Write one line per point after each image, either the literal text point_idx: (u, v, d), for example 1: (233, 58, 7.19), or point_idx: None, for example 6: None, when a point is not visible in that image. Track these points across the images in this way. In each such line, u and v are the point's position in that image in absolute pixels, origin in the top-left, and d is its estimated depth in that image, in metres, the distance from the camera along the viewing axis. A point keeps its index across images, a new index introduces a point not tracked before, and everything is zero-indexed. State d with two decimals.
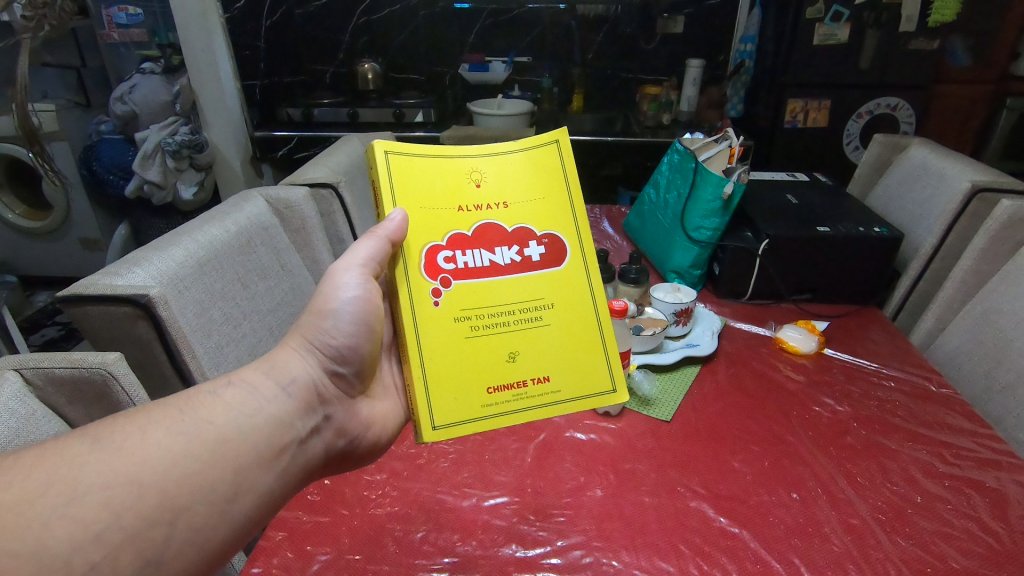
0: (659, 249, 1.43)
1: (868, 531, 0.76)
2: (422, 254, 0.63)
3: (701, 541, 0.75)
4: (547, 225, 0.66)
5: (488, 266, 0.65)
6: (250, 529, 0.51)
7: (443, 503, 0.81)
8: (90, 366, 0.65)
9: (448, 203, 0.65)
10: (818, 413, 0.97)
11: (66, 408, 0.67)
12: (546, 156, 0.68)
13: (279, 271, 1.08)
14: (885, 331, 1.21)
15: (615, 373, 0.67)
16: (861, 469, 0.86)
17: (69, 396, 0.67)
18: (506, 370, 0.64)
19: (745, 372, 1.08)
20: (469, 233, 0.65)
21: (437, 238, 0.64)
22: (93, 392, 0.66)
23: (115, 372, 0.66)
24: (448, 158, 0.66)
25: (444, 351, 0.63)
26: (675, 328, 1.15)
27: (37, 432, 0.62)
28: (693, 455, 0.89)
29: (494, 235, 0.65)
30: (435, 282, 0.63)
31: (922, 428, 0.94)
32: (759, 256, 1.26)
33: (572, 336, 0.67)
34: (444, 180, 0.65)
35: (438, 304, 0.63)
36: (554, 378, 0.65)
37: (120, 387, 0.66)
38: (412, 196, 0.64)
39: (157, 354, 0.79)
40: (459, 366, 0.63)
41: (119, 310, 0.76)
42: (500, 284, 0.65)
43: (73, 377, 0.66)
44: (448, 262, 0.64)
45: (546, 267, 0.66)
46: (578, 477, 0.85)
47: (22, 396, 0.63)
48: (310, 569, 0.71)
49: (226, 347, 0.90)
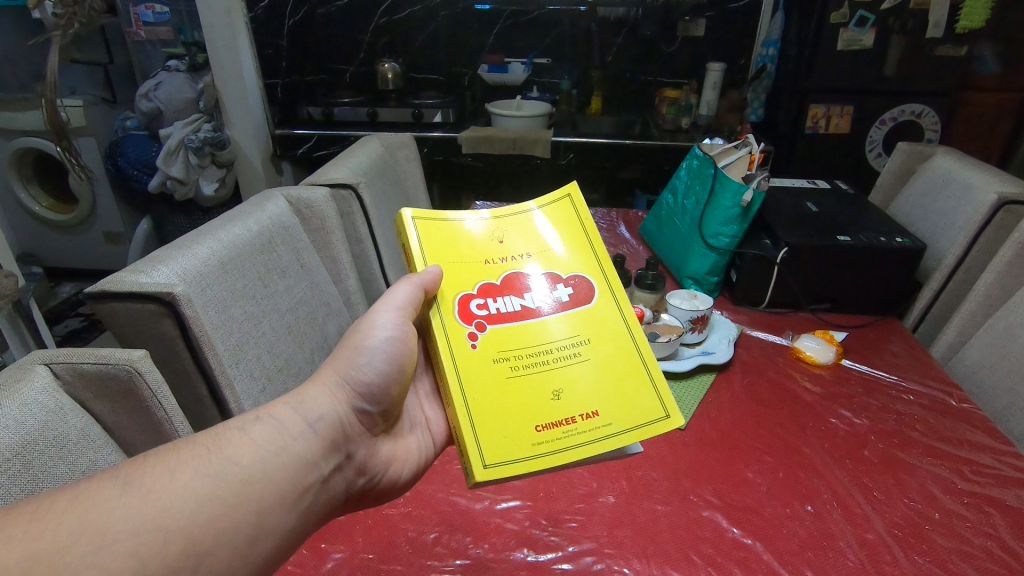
0: (676, 256, 1.42)
1: (884, 546, 0.75)
2: (455, 302, 0.65)
3: (713, 551, 0.75)
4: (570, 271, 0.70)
5: (520, 310, 0.66)
6: (270, 568, 0.52)
7: (456, 505, 0.81)
8: (118, 364, 0.67)
9: (476, 257, 0.68)
10: (834, 425, 0.97)
11: (92, 403, 0.69)
12: (562, 211, 0.73)
13: (298, 269, 1.09)
14: (905, 343, 1.19)
15: (664, 401, 0.64)
16: (877, 483, 0.85)
17: (95, 392, 0.68)
18: (552, 407, 0.62)
19: (761, 382, 1.07)
20: (498, 282, 0.67)
21: (468, 288, 0.66)
22: (119, 388, 0.67)
23: (142, 370, 0.68)
24: (471, 223, 0.71)
25: (486, 391, 0.62)
26: (691, 336, 1.14)
27: (64, 426, 0.63)
28: (707, 464, 0.89)
29: (521, 283, 0.68)
30: (470, 327, 0.64)
31: (941, 443, 0.93)
32: (778, 265, 1.26)
33: (613, 373, 0.65)
34: (469, 240, 0.69)
35: (475, 346, 0.64)
36: (602, 414, 0.62)
37: (145, 384, 0.68)
38: (443, 258, 0.67)
39: (179, 351, 0.81)
40: (505, 407, 0.61)
41: (145, 308, 0.77)
42: (534, 325, 0.66)
43: (100, 373, 0.67)
44: (481, 309, 0.65)
45: (574, 307, 0.68)
46: (590, 482, 0.85)
47: (52, 391, 0.64)
48: (324, 567, 0.72)
49: (246, 347, 0.91)
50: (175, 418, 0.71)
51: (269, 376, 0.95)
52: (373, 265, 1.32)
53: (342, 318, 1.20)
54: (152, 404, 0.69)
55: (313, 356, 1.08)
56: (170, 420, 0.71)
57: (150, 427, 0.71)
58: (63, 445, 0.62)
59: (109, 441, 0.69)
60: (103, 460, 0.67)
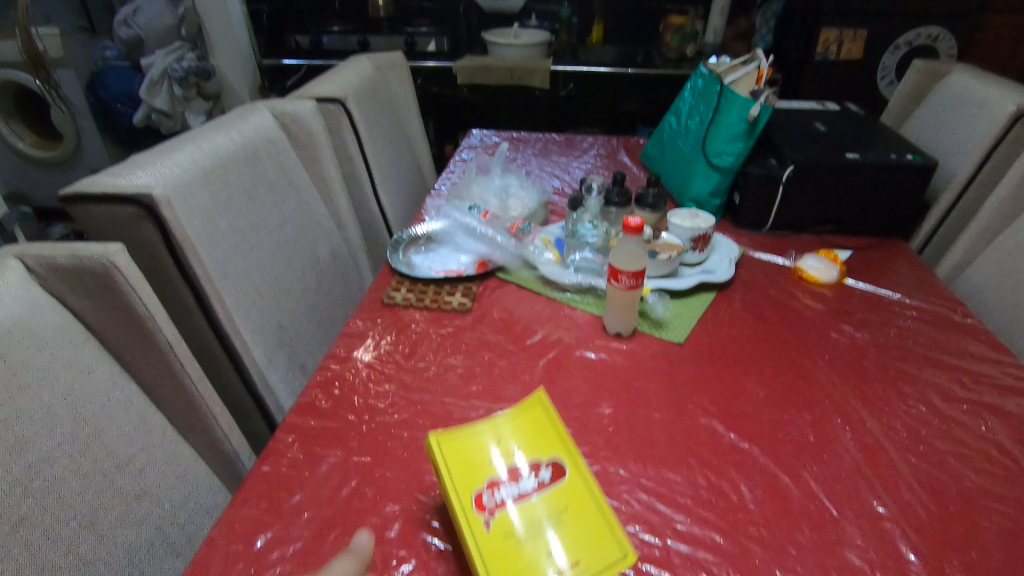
0: (678, 179, 1.38)
1: (882, 450, 0.75)
2: (470, 497, 0.62)
3: (710, 454, 0.74)
4: (549, 452, 0.67)
5: (518, 494, 0.63)
6: None
7: (451, 413, 0.81)
8: (93, 257, 0.64)
9: (483, 461, 0.66)
10: (835, 339, 0.95)
11: (70, 299, 0.66)
12: (535, 414, 0.71)
13: (285, 185, 1.05)
14: (910, 263, 1.16)
15: (620, 536, 0.60)
16: (877, 392, 0.84)
17: (72, 287, 0.65)
18: (542, 567, 0.58)
19: (762, 300, 1.05)
20: (504, 475, 0.65)
21: (480, 485, 0.63)
22: (98, 283, 0.65)
23: (117, 264, 0.65)
24: (480, 434, 0.68)
25: (496, 560, 0.58)
26: (691, 255, 1.11)
27: (41, 316, 0.61)
28: (705, 375, 0.88)
29: (520, 470, 0.65)
30: (482, 512, 0.61)
31: (943, 355, 0.92)
32: (783, 184, 1.21)
33: (581, 521, 0.61)
34: (480, 447, 0.67)
35: (489, 525, 0.60)
36: (582, 562, 0.58)
37: (123, 278, 0.66)
38: (458, 463, 0.65)
39: (162, 259, 0.78)
40: (512, 568, 0.57)
41: (124, 211, 0.74)
42: (531, 509, 0.63)
43: (75, 267, 0.65)
44: (492, 500, 0.63)
45: (562, 471, 0.66)
46: (587, 393, 0.84)
47: (25, 284, 0.61)
48: (319, 469, 0.71)
49: (234, 260, 0.89)
50: (156, 315, 0.69)
51: (259, 291, 0.94)
52: (364, 186, 1.29)
53: (334, 240, 1.18)
54: (134, 299, 0.67)
55: (304, 276, 1.07)
56: (153, 316, 0.68)
57: (133, 325, 0.68)
58: (37, 339, 0.59)
59: (91, 338, 0.67)
60: (85, 355, 0.64)
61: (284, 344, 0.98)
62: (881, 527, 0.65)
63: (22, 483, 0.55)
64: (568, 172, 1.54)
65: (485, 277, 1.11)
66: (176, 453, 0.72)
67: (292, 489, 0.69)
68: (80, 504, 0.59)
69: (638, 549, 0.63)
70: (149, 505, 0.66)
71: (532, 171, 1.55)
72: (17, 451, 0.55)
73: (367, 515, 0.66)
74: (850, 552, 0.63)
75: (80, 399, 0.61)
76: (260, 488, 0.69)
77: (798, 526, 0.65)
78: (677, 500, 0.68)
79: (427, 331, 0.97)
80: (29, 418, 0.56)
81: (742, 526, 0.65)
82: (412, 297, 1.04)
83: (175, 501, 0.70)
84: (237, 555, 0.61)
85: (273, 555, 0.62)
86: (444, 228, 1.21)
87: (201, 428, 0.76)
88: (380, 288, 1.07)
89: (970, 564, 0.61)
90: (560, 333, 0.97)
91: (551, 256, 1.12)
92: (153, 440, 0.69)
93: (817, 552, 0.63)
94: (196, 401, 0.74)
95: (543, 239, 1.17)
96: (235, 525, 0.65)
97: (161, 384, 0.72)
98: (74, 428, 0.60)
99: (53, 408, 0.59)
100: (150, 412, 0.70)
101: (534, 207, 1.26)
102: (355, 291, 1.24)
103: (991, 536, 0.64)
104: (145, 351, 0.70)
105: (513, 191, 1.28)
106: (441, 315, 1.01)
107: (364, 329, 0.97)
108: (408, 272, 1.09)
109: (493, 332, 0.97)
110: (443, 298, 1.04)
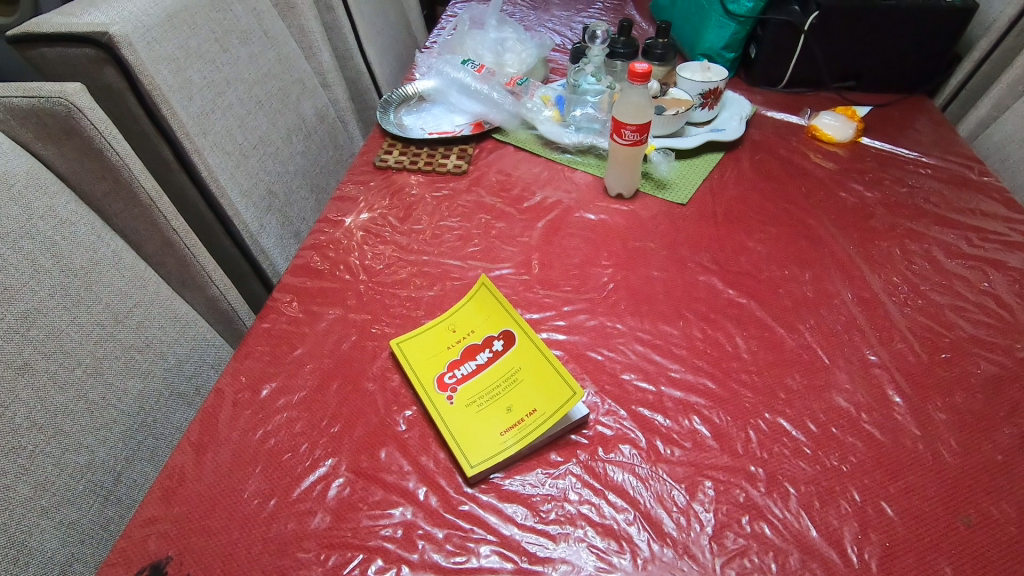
0: (689, 30, 1.27)
1: (879, 303, 0.75)
2: (432, 381, 0.64)
3: (707, 309, 0.75)
4: (498, 325, 0.68)
5: (475, 367, 0.65)
6: None
7: (449, 273, 0.80)
8: (51, 97, 0.64)
9: (441, 346, 0.67)
10: (844, 199, 0.92)
11: (38, 146, 0.67)
12: (484, 297, 0.71)
13: (261, 35, 0.97)
14: (932, 121, 1.10)
15: (567, 379, 0.61)
16: (881, 250, 0.83)
17: (36, 132, 0.66)
18: (504, 422, 0.60)
19: (771, 160, 1.00)
20: (460, 356, 0.66)
21: (439, 368, 0.65)
22: (60, 126, 0.65)
23: (79, 104, 0.65)
24: (433, 327, 0.70)
25: (462, 426, 0.60)
26: (700, 113, 1.05)
27: (7, 164, 0.62)
28: (707, 235, 0.86)
29: (471, 348, 0.67)
30: (445, 389, 0.63)
31: (953, 214, 0.89)
32: (804, 33, 1.10)
33: (535, 376, 0.63)
34: (436, 337, 0.69)
35: (452, 398, 0.62)
36: (539, 409, 0.60)
37: (87, 120, 0.65)
38: (422, 357, 0.66)
39: (133, 109, 0.74)
40: (476, 429, 0.59)
41: (81, 54, 0.69)
42: (488, 375, 0.64)
43: (36, 109, 0.64)
44: (451, 377, 0.64)
45: (510, 337, 0.66)
46: (586, 252, 0.83)
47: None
48: (318, 325, 0.72)
49: (212, 116, 0.84)
50: (131, 164, 0.70)
51: (243, 152, 0.89)
52: (348, 39, 1.25)
53: (319, 100, 1.11)
54: (103, 144, 0.67)
55: (290, 138, 1.01)
56: (126, 165, 0.69)
57: (107, 174, 0.70)
58: (10, 184, 0.61)
59: (67, 189, 0.68)
60: (62, 206, 0.65)
61: (275, 208, 0.95)
62: (871, 373, 0.66)
63: (22, 328, 0.58)
64: (570, 28, 1.41)
65: (482, 139, 1.06)
66: (173, 310, 0.75)
67: (293, 343, 0.70)
68: (84, 353, 0.63)
69: (632, 394, 0.64)
70: (153, 356, 0.71)
71: (530, 26, 1.42)
72: (9, 298, 0.58)
73: (367, 366, 0.67)
74: (839, 395, 0.64)
75: (65, 251, 0.64)
76: (261, 343, 0.70)
77: (789, 373, 0.67)
78: (672, 351, 0.69)
79: (421, 195, 0.93)
80: (14, 268, 0.59)
81: (734, 373, 0.67)
82: (405, 159, 0.99)
83: (179, 356, 0.74)
84: (243, 401, 0.63)
85: (278, 401, 0.64)
86: (436, 86, 1.13)
87: (194, 281, 0.81)
88: (370, 151, 1.02)
89: (953, 405, 0.63)
90: (559, 195, 0.93)
91: (550, 114, 1.06)
92: (147, 294, 0.72)
93: (805, 395, 0.64)
94: (185, 256, 0.78)
95: (542, 97, 1.10)
96: (240, 375, 0.66)
97: (146, 235, 0.75)
98: (64, 278, 0.63)
99: (38, 259, 0.61)
100: (139, 266, 0.73)
101: (533, 63, 1.17)
102: (345, 157, 1.20)
103: (978, 380, 0.66)
104: (125, 203, 0.72)
105: (509, 45, 1.17)
106: (436, 178, 0.97)
107: (357, 192, 0.93)
108: (400, 134, 1.03)
109: (490, 194, 0.93)
110: (438, 160, 0.99)
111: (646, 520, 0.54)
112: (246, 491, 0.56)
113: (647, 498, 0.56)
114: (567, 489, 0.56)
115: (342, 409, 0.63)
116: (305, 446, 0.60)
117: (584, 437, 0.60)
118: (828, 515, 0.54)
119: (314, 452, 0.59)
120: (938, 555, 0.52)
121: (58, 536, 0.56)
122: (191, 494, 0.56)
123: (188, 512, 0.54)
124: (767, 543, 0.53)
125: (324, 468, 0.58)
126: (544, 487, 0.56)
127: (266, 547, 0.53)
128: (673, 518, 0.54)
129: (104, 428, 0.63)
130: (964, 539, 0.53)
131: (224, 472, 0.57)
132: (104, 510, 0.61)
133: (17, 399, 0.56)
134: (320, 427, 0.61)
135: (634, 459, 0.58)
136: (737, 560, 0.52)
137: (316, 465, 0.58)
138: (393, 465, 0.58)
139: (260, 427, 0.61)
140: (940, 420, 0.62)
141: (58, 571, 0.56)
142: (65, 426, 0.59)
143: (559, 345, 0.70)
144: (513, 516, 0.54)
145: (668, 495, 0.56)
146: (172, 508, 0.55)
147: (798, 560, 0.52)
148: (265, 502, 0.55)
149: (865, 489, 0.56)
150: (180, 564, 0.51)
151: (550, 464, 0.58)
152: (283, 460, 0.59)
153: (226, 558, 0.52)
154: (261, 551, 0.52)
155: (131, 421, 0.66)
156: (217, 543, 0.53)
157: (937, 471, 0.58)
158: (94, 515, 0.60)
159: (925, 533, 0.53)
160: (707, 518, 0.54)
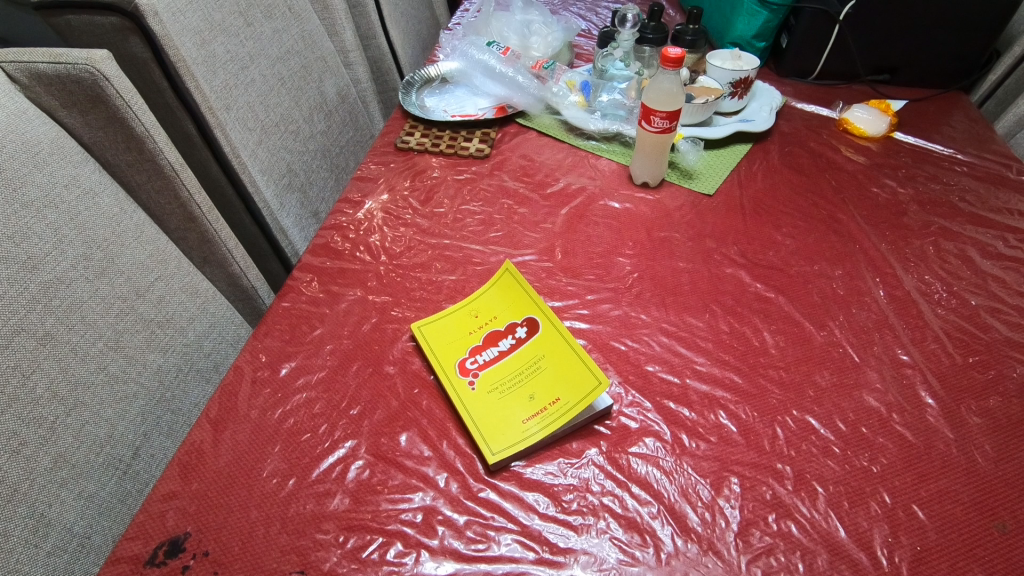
0: (719, 18, 1.23)
1: (912, 302, 0.73)
2: (453, 365, 0.63)
3: (733, 302, 0.73)
4: (522, 312, 0.67)
5: (496, 353, 0.63)
6: None
7: (471, 258, 0.79)
8: (78, 64, 0.63)
9: (463, 331, 0.66)
10: (875, 194, 0.90)
11: (63, 113, 0.66)
12: (506, 286, 0.70)
13: (285, 11, 0.95)
14: (969, 117, 1.06)
15: (592, 368, 0.60)
16: (914, 247, 0.81)
17: (61, 100, 0.65)
18: (527, 410, 0.58)
19: (801, 152, 0.98)
20: (481, 342, 0.65)
21: (461, 352, 0.64)
22: (86, 93, 0.64)
23: (105, 72, 0.64)
24: (457, 311, 0.69)
25: (484, 412, 0.59)
26: (729, 102, 1.03)
27: (31, 130, 0.61)
28: (734, 227, 0.84)
29: (495, 334, 0.65)
30: (465, 374, 0.62)
31: (989, 212, 0.86)
32: (840, 23, 1.07)
33: (559, 365, 0.61)
34: (458, 322, 0.67)
35: (474, 385, 0.61)
36: (562, 398, 0.59)
37: (113, 88, 0.65)
38: (445, 341, 0.65)
39: (158, 81, 0.73)
40: (498, 417, 0.58)
41: (106, 22, 0.68)
42: (509, 362, 0.63)
43: (62, 76, 0.63)
44: (472, 362, 0.63)
45: (533, 326, 0.65)
46: (610, 241, 0.81)
47: (10, 94, 0.61)
48: (338, 306, 0.71)
49: (235, 90, 0.83)
50: (156, 135, 0.69)
51: (265, 128, 0.89)
52: (371, 17, 1.23)
53: (341, 79, 1.10)
54: (128, 114, 0.66)
55: (312, 117, 1.00)
56: (151, 136, 0.69)
57: (132, 145, 0.69)
58: (34, 151, 0.60)
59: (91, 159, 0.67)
60: (86, 176, 0.65)
61: (295, 187, 0.95)
62: (903, 373, 0.65)
63: (45, 298, 0.58)
64: (595, 12, 1.38)
65: (504, 123, 1.04)
66: (194, 285, 0.75)
67: (313, 323, 0.69)
68: (105, 325, 0.63)
69: (657, 386, 0.63)
70: (172, 332, 0.70)
71: (555, 9, 1.40)
72: (32, 267, 0.57)
73: (387, 349, 0.66)
74: (869, 395, 0.63)
75: (88, 221, 0.63)
76: (280, 322, 0.69)
77: (819, 369, 0.65)
78: (697, 344, 0.68)
79: (443, 177, 0.92)
80: (36, 237, 0.58)
81: (761, 369, 0.65)
82: (427, 140, 0.98)
83: (198, 332, 0.74)
84: (263, 379, 0.63)
85: (298, 380, 0.63)
86: (459, 68, 1.11)
87: (215, 257, 0.80)
88: (392, 132, 1.00)
89: (988, 409, 0.61)
90: (583, 181, 0.92)
91: (575, 100, 1.04)
92: (169, 268, 0.72)
93: (835, 393, 0.63)
94: (207, 231, 0.77)
95: (567, 81, 1.07)
96: (260, 354, 0.65)
97: (169, 209, 0.75)
98: (86, 249, 0.63)
99: (62, 229, 0.61)
100: (162, 240, 0.72)
101: (559, 46, 1.16)
102: (364, 138, 1.19)
103: (1013, 384, 0.64)
104: (149, 175, 0.71)
105: (535, 28, 1.16)
106: (458, 161, 0.95)
107: (377, 173, 0.92)
108: (422, 116, 1.01)
109: (513, 179, 0.92)
110: (460, 143, 0.98)
111: (669, 513, 0.53)
112: (265, 469, 0.56)
113: (672, 491, 0.55)
114: (589, 479, 0.55)
115: (363, 391, 0.62)
116: (325, 427, 0.59)
117: (607, 428, 0.59)
118: (857, 516, 0.53)
119: (334, 433, 0.58)
120: (970, 560, 0.50)
121: (77, 507, 0.56)
122: (211, 472, 0.55)
123: (206, 489, 0.54)
124: (794, 542, 0.51)
125: (344, 450, 0.57)
126: (566, 477, 0.55)
127: (285, 527, 0.52)
128: (697, 512, 0.53)
129: (125, 402, 0.63)
130: (997, 545, 0.51)
131: (241, 451, 0.57)
132: (122, 483, 0.61)
133: (38, 369, 0.56)
134: (340, 409, 0.60)
135: (657, 452, 0.57)
136: (763, 558, 0.51)
137: (336, 446, 0.57)
138: (414, 450, 0.57)
139: (279, 406, 0.61)
140: (974, 424, 0.60)
141: (76, 543, 0.56)
142: (86, 399, 0.59)
143: (582, 335, 0.69)
144: (535, 505, 0.54)
145: (693, 489, 0.55)
146: (190, 484, 0.54)
147: (827, 561, 0.50)
148: (283, 482, 0.55)
149: (896, 491, 0.55)
150: (198, 541, 0.51)
151: (572, 454, 0.57)
152: (301, 440, 0.58)
153: (245, 536, 0.51)
154: (280, 530, 0.52)
155: (151, 396, 0.66)
156: (235, 521, 0.52)
157: (970, 475, 0.56)
158: (112, 488, 0.60)
159: (958, 538, 0.52)
160: (732, 514, 0.53)
